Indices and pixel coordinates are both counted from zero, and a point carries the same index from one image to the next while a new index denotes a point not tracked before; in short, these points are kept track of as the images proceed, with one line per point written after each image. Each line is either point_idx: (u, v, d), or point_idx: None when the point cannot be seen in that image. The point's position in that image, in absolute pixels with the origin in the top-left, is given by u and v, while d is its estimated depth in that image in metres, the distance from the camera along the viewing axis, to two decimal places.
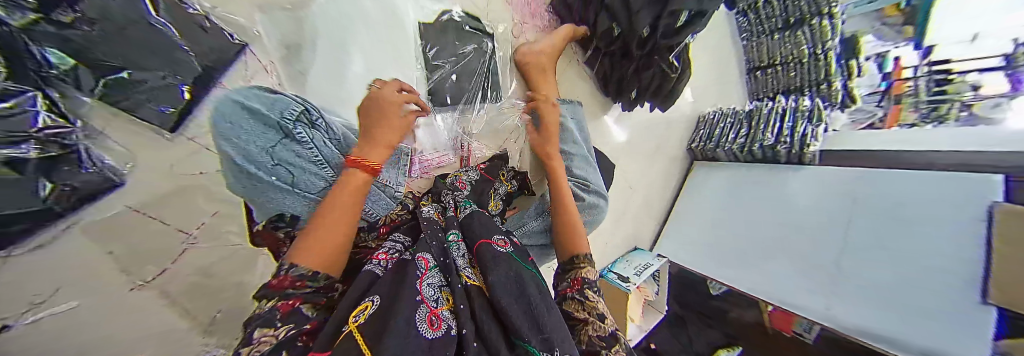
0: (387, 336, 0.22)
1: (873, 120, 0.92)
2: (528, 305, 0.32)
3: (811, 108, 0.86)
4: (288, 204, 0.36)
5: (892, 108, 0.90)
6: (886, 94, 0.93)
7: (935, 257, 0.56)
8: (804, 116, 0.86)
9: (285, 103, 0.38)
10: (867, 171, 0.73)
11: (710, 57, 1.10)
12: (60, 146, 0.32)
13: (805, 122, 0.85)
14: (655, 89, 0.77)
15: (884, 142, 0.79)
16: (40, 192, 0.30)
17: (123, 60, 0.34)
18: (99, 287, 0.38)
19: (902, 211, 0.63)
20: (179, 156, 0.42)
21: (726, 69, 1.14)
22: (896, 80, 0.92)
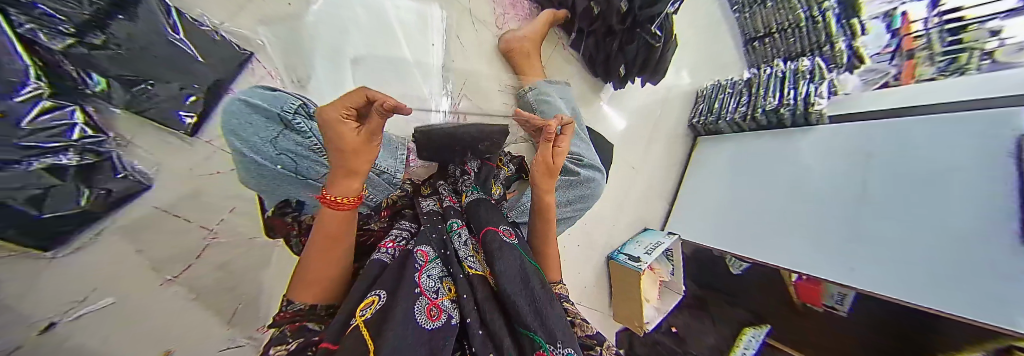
0: (388, 328, 0.25)
1: (888, 79, 0.84)
2: (533, 296, 0.34)
3: (812, 68, 0.85)
4: (291, 186, 0.43)
5: (905, 65, 0.81)
6: (897, 53, 0.84)
7: (970, 206, 0.52)
8: (805, 77, 0.84)
9: (284, 99, 0.41)
10: (882, 125, 0.70)
11: (700, 29, 1.08)
12: (96, 154, 0.36)
13: (806, 82, 0.83)
14: (641, 63, 0.81)
15: (902, 97, 0.73)
16: (80, 201, 0.34)
17: (144, 74, 0.38)
18: (133, 282, 0.40)
19: (929, 169, 0.59)
20: (196, 159, 0.46)
21: (715, 40, 1.11)
22: (905, 36, 0.82)
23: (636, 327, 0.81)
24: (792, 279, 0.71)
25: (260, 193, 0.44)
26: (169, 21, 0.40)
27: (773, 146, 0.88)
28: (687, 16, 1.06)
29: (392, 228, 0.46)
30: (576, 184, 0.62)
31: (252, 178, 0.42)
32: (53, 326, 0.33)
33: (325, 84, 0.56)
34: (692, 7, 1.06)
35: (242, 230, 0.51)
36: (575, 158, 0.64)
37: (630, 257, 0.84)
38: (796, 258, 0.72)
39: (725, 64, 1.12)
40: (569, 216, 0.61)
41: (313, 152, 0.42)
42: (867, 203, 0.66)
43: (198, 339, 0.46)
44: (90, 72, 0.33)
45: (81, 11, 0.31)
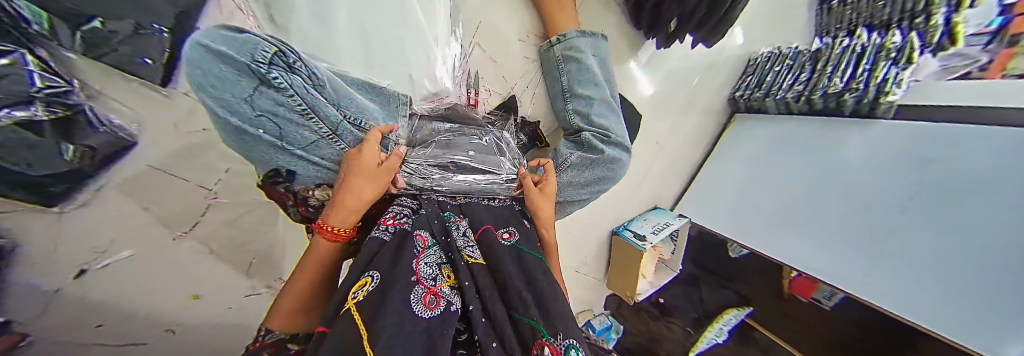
0: (383, 315, 0.23)
1: (971, 68, 0.67)
2: (536, 286, 0.32)
3: (902, 46, 0.69)
4: (276, 154, 0.39)
5: (1001, 53, 0.63)
6: (999, 35, 0.65)
7: (976, 227, 0.49)
8: (888, 56, 0.70)
9: (254, 43, 0.34)
10: (955, 125, 0.59)
11: None
12: (65, 106, 0.31)
13: (889, 64, 0.69)
14: (700, 18, 0.64)
15: (997, 89, 0.59)
16: (64, 155, 0.30)
17: (97, 9, 0.29)
18: (145, 236, 0.40)
19: (962, 179, 0.54)
20: (180, 114, 0.41)
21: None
22: (1018, 15, 0.63)
23: (626, 297, 0.87)
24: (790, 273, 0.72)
25: (250, 162, 0.41)
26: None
27: (821, 133, 0.78)
28: None
29: (392, 204, 0.44)
30: (598, 164, 0.56)
31: (234, 141, 0.38)
32: (83, 272, 0.36)
33: (308, 24, 0.43)
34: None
35: (241, 188, 0.48)
36: (602, 135, 0.59)
37: (635, 234, 0.85)
38: (810, 252, 0.69)
39: (790, 29, 0.96)
40: (585, 198, 0.56)
41: (299, 114, 0.37)
42: (897, 206, 0.60)
43: (222, 291, 0.48)
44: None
45: None
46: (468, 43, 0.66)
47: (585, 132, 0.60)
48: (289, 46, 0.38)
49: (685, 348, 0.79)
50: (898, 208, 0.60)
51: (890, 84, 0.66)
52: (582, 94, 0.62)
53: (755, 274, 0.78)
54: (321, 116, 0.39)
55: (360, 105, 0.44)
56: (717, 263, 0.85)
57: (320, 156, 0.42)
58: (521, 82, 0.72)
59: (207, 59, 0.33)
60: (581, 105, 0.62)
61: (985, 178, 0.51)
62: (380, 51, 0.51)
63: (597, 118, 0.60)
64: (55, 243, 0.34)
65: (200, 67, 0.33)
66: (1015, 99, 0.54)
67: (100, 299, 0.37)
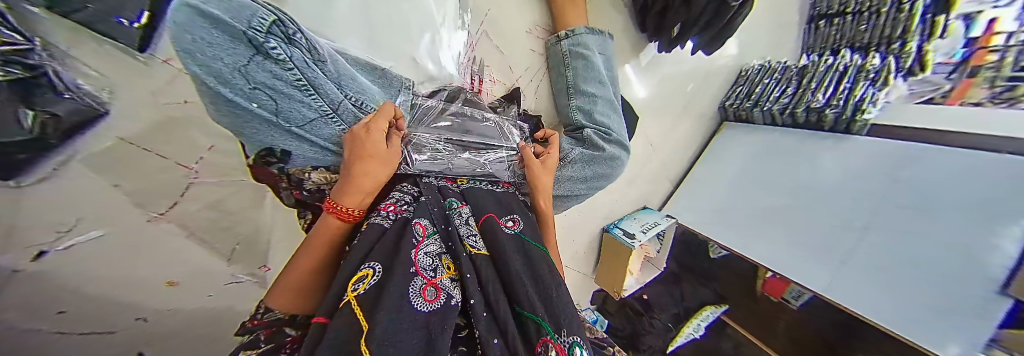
0: (382, 311, 0.23)
1: (936, 94, 0.73)
2: (539, 282, 0.32)
3: (879, 68, 0.76)
4: (268, 131, 0.37)
5: (963, 83, 0.69)
6: (963, 65, 0.71)
7: (944, 244, 0.54)
8: (867, 77, 0.76)
9: (248, 7, 0.30)
10: (920, 146, 0.64)
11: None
12: (25, 67, 0.26)
13: (867, 84, 0.76)
14: (709, 20, 0.65)
15: (957, 116, 0.65)
16: (24, 122, 0.26)
17: None
18: (116, 216, 0.37)
19: (938, 199, 0.58)
20: (160, 84, 0.38)
21: (780, 15, 0.99)
22: (980, 49, 0.69)
23: (614, 292, 0.90)
24: (766, 274, 0.76)
25: (237, 137, 0.39)
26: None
27: (804, 145, 0.83)
28: None
29: (392, 190, 0.43)
30: (599, 161, 0.57)
31: (219, 113, 0.35)
32: (45, 254, 0.31)
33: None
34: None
35: (225, 170, 0.46)
36: (602, 132, 0.60)
37: (624, 232, 0.87)
38: (788, 256, 0.73)
39: (783, 44, 1.00)
40: (581, 193, 0.57)
41: (298, 89, 0.35)
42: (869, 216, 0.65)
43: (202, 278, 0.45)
44: None
45: None
46: (476, 30, 0.65)
47: (586, 129, 0.60)
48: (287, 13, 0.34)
49: (664, 343, 0.83)
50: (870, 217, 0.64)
51: (865, 104, 0.72)
52: (585, 92, 0.63)
53: (735, 274, 0.82)
54: (321, 93, 0.38)
55: (360, 85, 0.43)
56: (699, 263, 0.89)
57: (320, 137, 0.40)
58: (523, 76, 0.71)
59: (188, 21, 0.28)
60: (583, 102, 0.62)
61: (953, 195, 0.56)
62: (379, 30, 0.49)
63: (599, 115, 0.61)
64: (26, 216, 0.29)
65: (177, 23, 0.29)
66: (985, 126, 0.59)
67: (68, 279, 0.33)
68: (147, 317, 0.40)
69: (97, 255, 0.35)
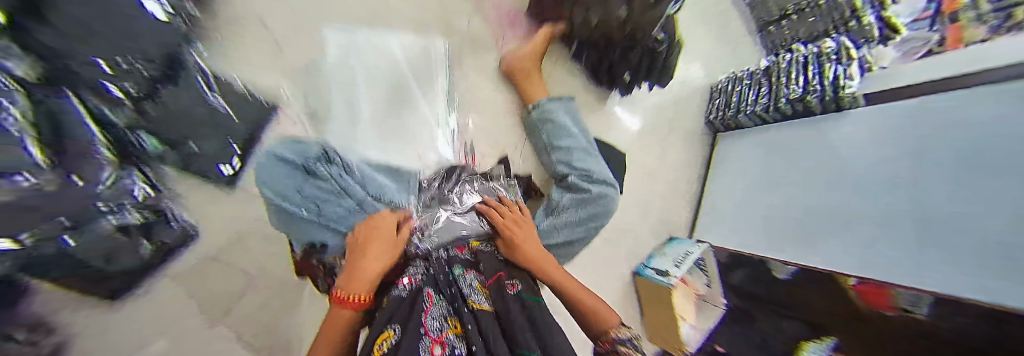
0: None
1: (930, 46, 0.64)
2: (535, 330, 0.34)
3: (836, 48, 0.74)
4: (313, 231, 0.46)
5: (950, 29, 0.61)
6: (937, 16, 0.64)
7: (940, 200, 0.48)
8: (831, 59, 0.73)
9: (310, 149, 0.48)
10: (889, 106, 0.59)
11: (710, 19, 1.01)
12: (153, 210, 0.43)
13: (835, 63, 0.73)
14: (646, 67, 0.70)
15: (926, 67, 0.60)
16: (144, 251, 0.41)
17: (184, 135, 0.43)
18: (186, 320, 0.47)
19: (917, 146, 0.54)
20: (234, 206, 0.54)
21: (731, 34, 1.05)
22: None
23: (673, 348, 0.76)
24: (849, 282, 0.57)
25: (289, 237, 0.48)
26: (198, 66, 0.47)
27: (800, 134, 0.77)
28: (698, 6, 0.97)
29: (409, 264, 0.48)
30: (586, 203, 0.59)
31: (278, 222, 0.47)
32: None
33: (337, 128, 0.55)
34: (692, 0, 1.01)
35: (274, 269, 0.56)
36: (583, 175, 0.62)
37: (657, 271, 0.80)
38: (842, 255, 0.60)
39: (743, 56, 1.04)
40: (579, 236, 0.58)
41: (334, 195, 0.47)
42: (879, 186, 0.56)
43: None
44: (142, 134, 0.39)
45: (133, 88, 0.36)
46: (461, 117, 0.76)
47: (570, 176, 0.63)
48: (332, 147, 0.51)
49: None
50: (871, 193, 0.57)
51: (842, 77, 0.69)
52: (559, 148, 0.66)
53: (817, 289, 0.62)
54: (352, 194, 0.48)
55: (381, 184, 0.52)
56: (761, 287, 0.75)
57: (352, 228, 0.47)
58: (509, 145, 0.80)
59: (270, 161, 0.46)
60: (562, 156, 0.65)
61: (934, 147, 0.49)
62: (393, 138, 0.60)
63: (577, 162, 0.63)
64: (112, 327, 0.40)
65: (267, 168, 0.45)
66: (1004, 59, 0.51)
67: None
68: None
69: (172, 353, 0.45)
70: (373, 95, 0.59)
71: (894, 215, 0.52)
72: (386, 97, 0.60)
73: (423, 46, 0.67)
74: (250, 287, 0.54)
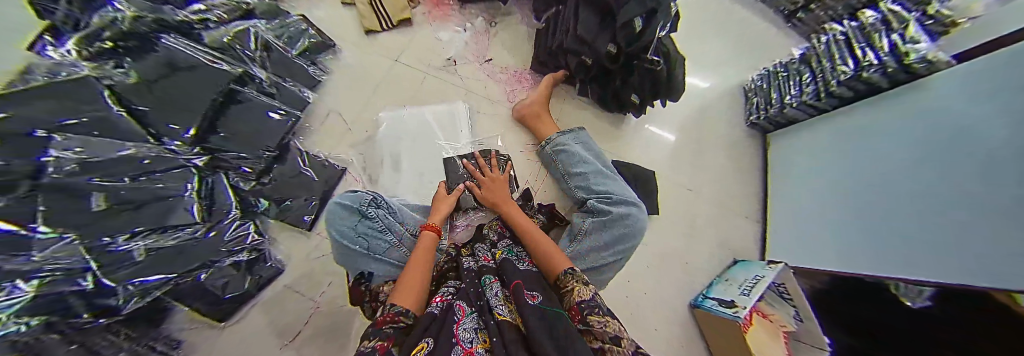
0: None
1: None
2: (557, 336, 0.29)
3: (881, 18, 0.61)
4: (364, 261, 0.53)
5: None
6: None
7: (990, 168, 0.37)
8: (874, 28, 0.62)
9: (360, 196, 0.59)
10: (948, 71, 0.46)
11: (722, 23, 0.97)
12: (256, 250, 0.61)
13: (883, 33, 0.60)
14: (652, 89, 0.70)
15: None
16: (244, 285, 0.59)
17: (284, 195, 0.65)
18: (259, 347, 0.61)
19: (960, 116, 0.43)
20: (310, 246, 0.67)
21: (749, 28, 0.97)
22: None
23: None
24: (1020, 303, 0.31)
25: (346, 268, 0.55)
26: (297, 148, 0.69)
27: (862, 117, 0.64)
28: (697, 21, 0.96)
29: (443, 288, 0.50)
30: (606, 225, 0.56)
31: (338, 256, 0.55)
32: None
33: (386, 178, 0.71)
34: (696, 8, 0.97)
35: (333, 299, 0.65)
36: (604, 198, 0.61)
37: (720, 302, 0.66)
38: (918, 268, 0.46)
39: (772, 46, 0.95)
40: (612, 261, 0.54)
41: (381, 232, 0.56)
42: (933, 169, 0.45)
43: None
44: (260, 199, 0.63)
45: (257, 166, 0.61)
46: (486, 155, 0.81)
47: (589, 200, 0.62)
48: (377, 194, 0.62)
49: None
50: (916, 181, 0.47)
51: (900, 44, 0.54)
52: (577, 174, 0.66)
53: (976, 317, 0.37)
54: (392, 230, 0.57)
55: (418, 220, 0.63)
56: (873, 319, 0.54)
57: (395, 258, 0.55)
58: (536, 177, 0.76)
59: (335, 208, 0.57)
60: (579, 181, 0.66)
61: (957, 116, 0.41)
62: (429, 181, 0.72)
63: (595, 186, 0.63)
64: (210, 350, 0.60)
65: (332, 215, 0.57)
66: None
67: None
68: None
69: None
70: (410, 148, 0.73)
71: (970, 193, 0.40)
72: (421, 150, 0.73)
73: (449, 102, 0.78)
74: (313, 315, 0.64)
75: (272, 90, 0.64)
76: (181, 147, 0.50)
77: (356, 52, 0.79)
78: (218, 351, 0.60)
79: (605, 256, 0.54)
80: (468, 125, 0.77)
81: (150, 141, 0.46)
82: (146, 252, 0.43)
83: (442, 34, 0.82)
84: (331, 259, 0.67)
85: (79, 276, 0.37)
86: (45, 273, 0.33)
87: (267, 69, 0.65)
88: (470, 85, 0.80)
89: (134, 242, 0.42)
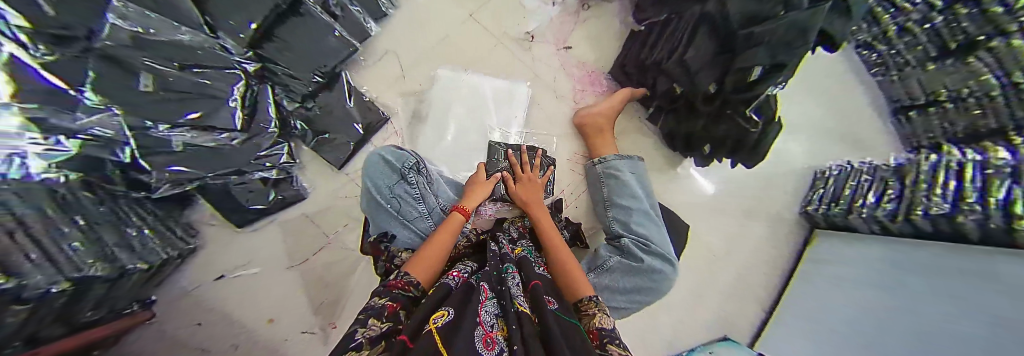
0: (458, 343, 0.23)
1: None
2: (578, 346, 0.28)
3: (1016, 163, 0.46)
4: (390, 222, 0.52)
5: None
6: None
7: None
8: (1005, 175, 0.45)
9: (404, 155, 0.57)
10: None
11: (828, 94, 0.85)
12: (284, 172, 0.61)
13: (1009, 182, 0.44)
14: (733, 144, 0.63)
15: None
16: (268, 197, 0.60)
17: (327, 129, 0.63)
18: (269, 261, 0.64)
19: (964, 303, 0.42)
20: (338, 185, 0.67)
21: (858, 109, 0.84)
22: None
23: None
24: None
25: (369, 222, 0.55)
26: (347, 81, 0.65)
27: (916, 255, 0.54)
28: (800, 84, 0.85)
29: (458, 263, 0.52)
30: (632, 272, 0.55)
31: (367, 208, 0.55)
32: (223, 277, 0.63)
33: (429, 140, 0.68)
34: (809, 70, 0.86)
35: (347, 240, 0.67)
36: (639, 240, 0.58)
37: None
38: None
39: (872, 139, 0.82)
40: (623, 306, 0.53)
41: (415, 199, 0.55)
42: (923, 330, 0.45)
43: (298, 315, 0.64)
44: (297, 121, 0.61)
45: (304, 89, 0.58)
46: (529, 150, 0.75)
47: (624, 237, 0.60)
48: (417, 155, 0.61)
49: None
50: (913, 333, 0.47)
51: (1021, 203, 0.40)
52: (618, 205, 0.64)
53: None
54: (426, 201, 0.56)
55: (449, 197, 0.61)
56: None
57: (420, 230, 0.53)
58: (569, 190, 0.74)
59: (378, 161, 0.56)
60: (619, 213, 0.63)
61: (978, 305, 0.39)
62: (468, 159, 0.69)
63: (636, 225, 0.60)
64: (225, 249, 0.63)
65: (370, 166, 0.56)
66: None
67: (234, 291, 0.63)
68: (270, 321, 0.63)
69: (253, 280, 0.63)
70: (462, 119, 0.70)
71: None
72: (469, 126, 0.70)
73: (512, 81, 0.72)
74: (325, 248, 0.66)
75: (337, 12, 0.58)
76: (233, 45, 0.46)
77: None
78: (229, 253, 0.63)
79: (623, 301, 0.53)
80: (523, 114, 0.72)
81: (204, 32, 0.42)
82: (184, 146, 0.43)
83: (529, 0, 0.72)
84: (353, 203, 0.67)
85: (116, 147, 0.37)
86: (91, 135, 0.34)
87: None
88: (541, 70, 0.73)
89: (176, 132, 0.42)
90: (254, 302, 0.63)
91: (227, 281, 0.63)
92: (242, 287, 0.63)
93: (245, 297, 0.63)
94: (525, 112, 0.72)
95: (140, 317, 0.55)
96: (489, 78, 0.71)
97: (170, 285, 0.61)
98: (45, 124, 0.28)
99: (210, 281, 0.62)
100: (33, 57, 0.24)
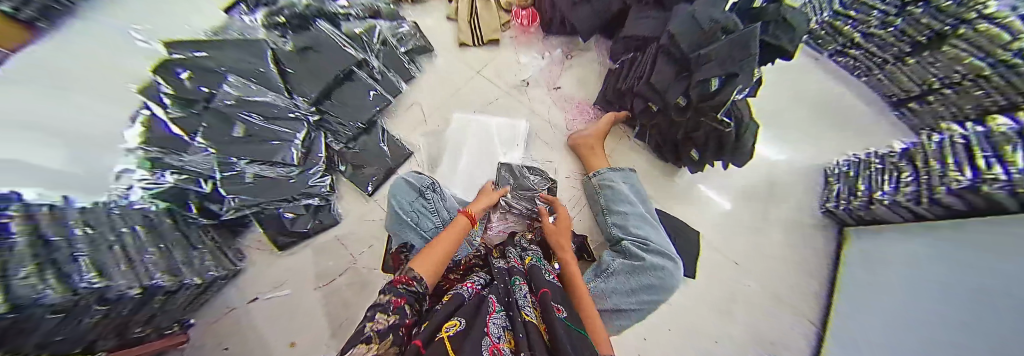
0: None
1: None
2: None
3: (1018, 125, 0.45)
4: (409, 233, 0.59)
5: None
6: None
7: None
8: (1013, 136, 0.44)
9: (423, 179, 0.66)
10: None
11: (806, 96, 0.91)
12: (325, 199, 0.71)
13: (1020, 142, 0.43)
14: (716, 148, 0.69)
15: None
16: (307, 225, 0.69)
17: (363, 161, 0.75)
18: (298, 283, 0.69)
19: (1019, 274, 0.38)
20: (366, 209, 0.75)
21: (837, 105, 0.88)
22: None
23: None
24: None
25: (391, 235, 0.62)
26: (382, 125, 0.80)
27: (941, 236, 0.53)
28: (774, 92, 0.92)
29: (472, 276, 0.52)
30: (635, 271, 0.56)
31: (388, 222, 0.62)
32: (257, 299, 0.67)
33: (445, 168, 0.79)
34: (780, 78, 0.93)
35: (370, 260, 0.71)
36: (640, 241, 0.60)
37: None
38: None
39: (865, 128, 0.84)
40: (632, 309, 0.53)
41: (430, 212, 0.62)
42: (975, 304, 0.41)
43: (318, 337, 0.66)
44: (341, 162, 0.75)
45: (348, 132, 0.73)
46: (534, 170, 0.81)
47: (625, 240, 0.61)
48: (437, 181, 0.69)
49: None
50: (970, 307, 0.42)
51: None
52: (617, 211, 0.66)
53: None
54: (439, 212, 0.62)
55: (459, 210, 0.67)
56: None
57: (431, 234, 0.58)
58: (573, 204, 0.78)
59: (401, 183, 0.65)
60: (617, 219, 0.65)
61: (1008, 261, 0.37)
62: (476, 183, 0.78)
63: (634, 228, 0.62)
64: (263, 272, 0.69)
65: (393, 187, 0.65)
66: None
67: (264, 313, 0.67)
68: (292, 344, 0.65)
69: (282, 302, 0.68)
70: (471, 149, 0.81)
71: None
72: (478, 154, 0.81)
73: (512, 117, 0.85)
74: (349, 269, 0.71)
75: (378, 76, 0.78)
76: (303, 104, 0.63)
77: (447, 59, 0.91)
78: (262, 276, 0.69)
79: (629, 301, 0.53)
80: (523, 141, 0.83)
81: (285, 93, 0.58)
82: (255, 177, 0.56)
83: (523, 58, 0.91)
84: (377, 226, 0.74)
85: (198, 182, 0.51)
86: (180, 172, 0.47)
87: (379, 60, 0.79)
88: (537, 106, 0.87)
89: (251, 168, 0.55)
90: (281, 324, 0.66)
91: (260, 304, 0.67)
92: (272, 309, 0.67)
93: (273, 319, 0.66)
94: (524, 139, 0.83)
95: (176, 339, 0.58)
96: (494, 118, 0.85)
97: (208, 307, 0.65)
98: (157, 162, 0.44)
99: (246, 302, 0.67)
100: (166, 113, 0.42)
